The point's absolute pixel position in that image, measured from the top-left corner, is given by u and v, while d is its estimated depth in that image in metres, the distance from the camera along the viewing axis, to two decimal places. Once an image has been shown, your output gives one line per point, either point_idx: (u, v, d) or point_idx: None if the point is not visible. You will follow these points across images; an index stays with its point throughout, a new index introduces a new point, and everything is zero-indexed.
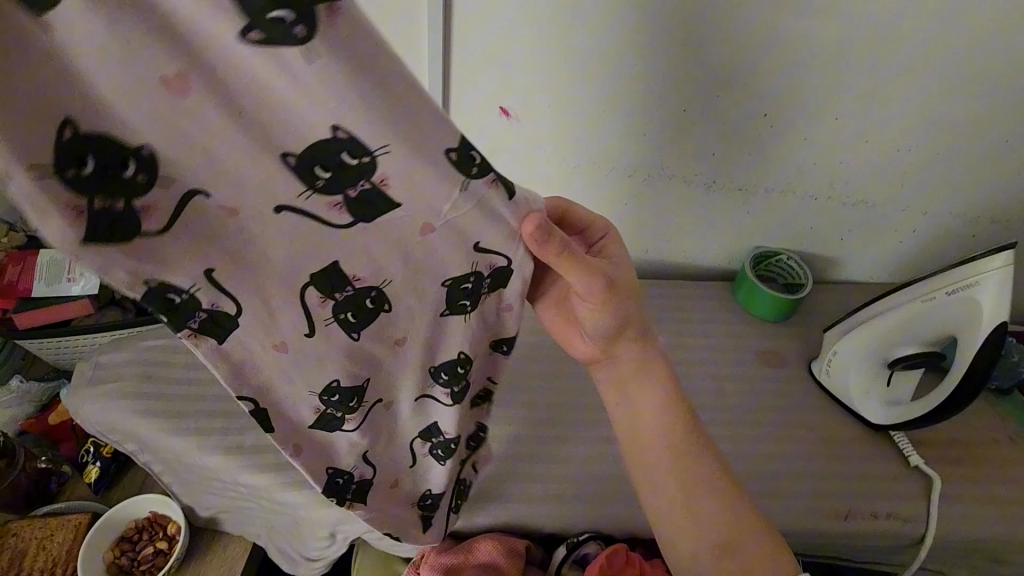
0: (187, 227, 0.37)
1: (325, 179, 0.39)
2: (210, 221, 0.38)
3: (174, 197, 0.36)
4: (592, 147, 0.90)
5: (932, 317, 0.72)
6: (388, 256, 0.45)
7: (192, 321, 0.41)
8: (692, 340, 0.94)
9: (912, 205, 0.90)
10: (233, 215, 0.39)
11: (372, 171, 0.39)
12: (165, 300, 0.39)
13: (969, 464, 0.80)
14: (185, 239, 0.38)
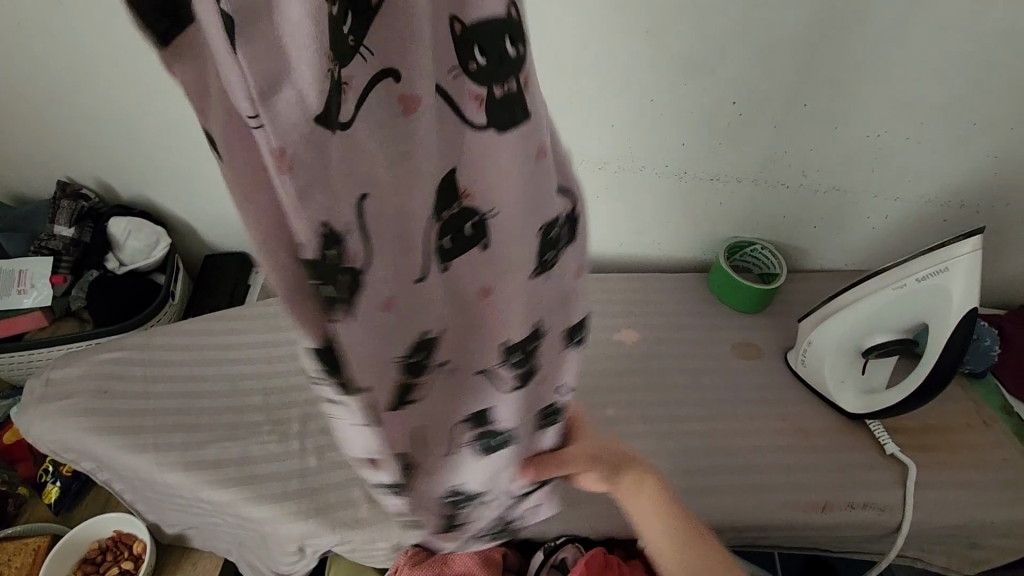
0: (371, 122, 0.23)
1: (479, 66, 0.26)
2: (384, 122, 0.24)
3: (370, 73, 0.22)
4: (562, 140, 0.88)
5: (904, 304, 0.71)
6: (519, 244, 0.32)
7: (339, 288, 0.26)
8: (669, 335, 0.93)
9: (883, 192, 0.90)
10: (407, 114, 0.24)
11: (534, 78, 0.27)
12: (321, 264, 0.24)
13: (944, 449, 0.80)
14: (352, 144, 0.23)
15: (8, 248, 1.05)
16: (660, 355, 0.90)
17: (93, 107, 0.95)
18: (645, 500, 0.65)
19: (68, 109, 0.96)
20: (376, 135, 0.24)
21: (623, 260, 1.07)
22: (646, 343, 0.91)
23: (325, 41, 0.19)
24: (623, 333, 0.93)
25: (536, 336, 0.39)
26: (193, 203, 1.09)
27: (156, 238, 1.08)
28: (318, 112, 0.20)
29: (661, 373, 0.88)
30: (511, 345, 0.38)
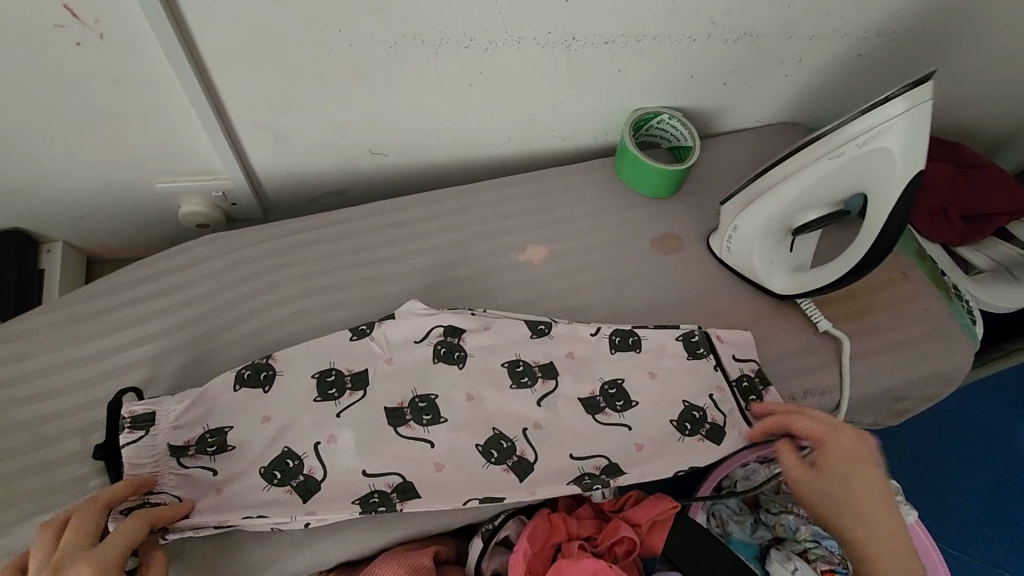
0: (222, 407, 0.61)
1: (212, 440, 0.59)
2: (224, 399, 0.61)
3: (215, 402, 0.61)
4: (404, 12, 0.64)
5: (841, 175, 0.62)
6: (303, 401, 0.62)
7: (293, 480, 0.59)
8: (580, 243, 0.80)
9: (798, 30, 0.76)
10: (220, 390, 0.61)
11: (262, 370, 0.63)
12: (285, 464, 0.59)
13: (871, 312, 0.77)
14: (226, 398, 0.61)
15: None
16: (575, 271, 0.78)
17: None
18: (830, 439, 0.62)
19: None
20: (227, 403, 0.61)
21: (514, 158, 0.90)
22: (557, 259, 0.79)
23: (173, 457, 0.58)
24: (529, 253, 0.78)
25: (434, 399, 0.64)
26: None
27: None
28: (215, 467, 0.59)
29: (577, 291, 0.77)
30: (245, 384, 0.62)
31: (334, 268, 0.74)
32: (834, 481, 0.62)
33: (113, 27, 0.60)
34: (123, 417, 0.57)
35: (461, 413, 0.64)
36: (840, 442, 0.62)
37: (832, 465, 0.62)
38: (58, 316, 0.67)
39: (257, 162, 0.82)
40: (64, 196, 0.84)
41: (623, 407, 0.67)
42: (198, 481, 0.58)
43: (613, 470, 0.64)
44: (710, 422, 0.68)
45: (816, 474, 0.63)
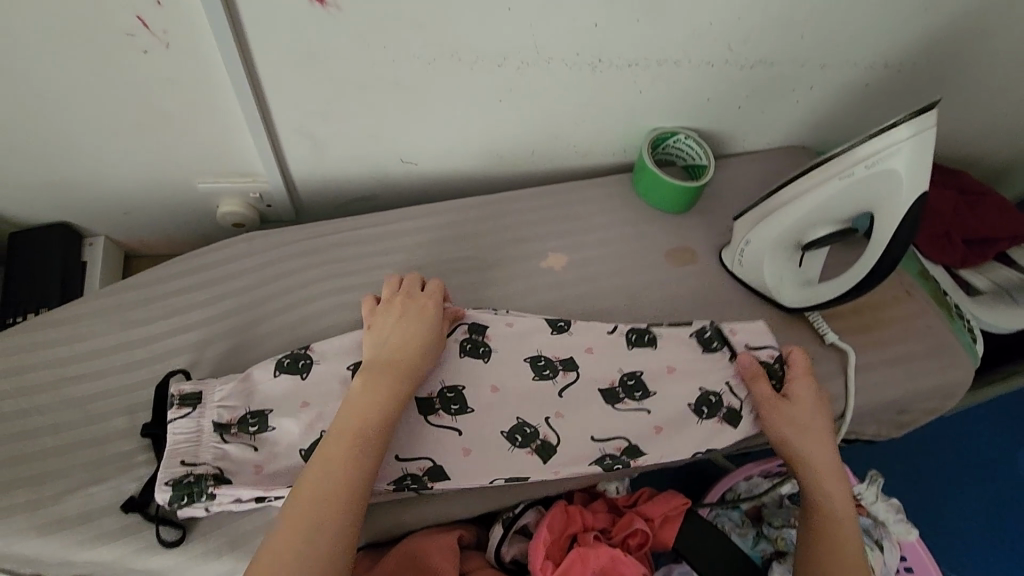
0: (263, 392, 0.64)
1: (256, 420, 0.62)
2: (264, 385, 0.64)
3: (256, 387, 0.64)
4: (444, 32, 0.69)
5: (849, 195, 0.66)
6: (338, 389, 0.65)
7: None
8: (598, 252, 0.84)
9: (809, 59, 0.81)
10: (262, 375, 0.65)
11: (301, 358, 0.66)
12: None
13: (875, 327, 0.80)
14: (267, 383, 0.65)
15: None
16: (593, 278, 0.82)
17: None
18: (803, 378, 0.71)
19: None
20: (268, 387, 0.64)
21: (537, 170, 0.94)
22: (576, 267, 0.83)
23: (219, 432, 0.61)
24: (550, 259, 0.83)
25: (462, 389, 0.67)
26: None
27: None
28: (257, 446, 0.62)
29: (595, 298, 0.81)
30: (286, 370, 0.65)
31: (366, 267, 0.78)
32: (798, 415, 0.69)
33: (178, 36, 0.65)
34: (171, 395, 0.62)
35: (487, 403, 0.67)
36: (807, 381, 0.70)
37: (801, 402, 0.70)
38: (109, 302, 0.72)
39: (295, 166, 0.87)
40: (112, 191, 0.88)
41: (641, 396, 0.71)
42: (243, 455, 0.61)
43: (633, 452, 0.69)
44: (725, 407, 0.72)
45: (787, 404, 0.69)
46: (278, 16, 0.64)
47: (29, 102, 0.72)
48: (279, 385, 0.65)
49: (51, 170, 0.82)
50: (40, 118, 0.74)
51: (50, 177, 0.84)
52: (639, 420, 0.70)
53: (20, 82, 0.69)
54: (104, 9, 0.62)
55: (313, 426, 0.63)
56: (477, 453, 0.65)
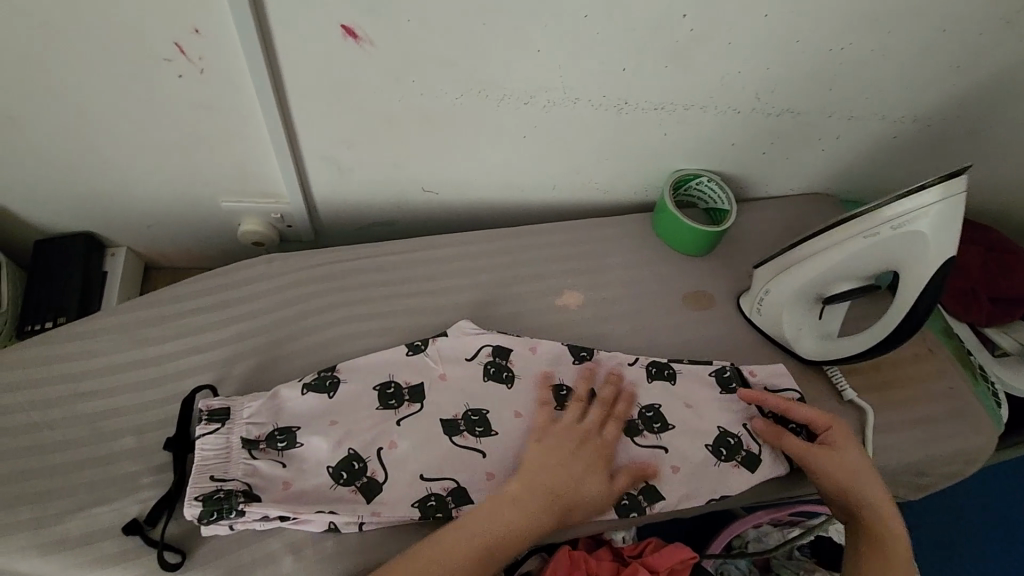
0: (290, 410, 0.66)
1: (283, 438, 0.64)
2: (292, 404, 0.67)
3: (284, 404, 0.67)
4: (474, 69, 0.70)
5: (874, 253, 0.65)
6: (363, 410, 0.67)
7: (358, 480, 0.63)
8: (615, 292, 0.84)
9: (837, 110, 0.80)
10: (292, 394, 0.67)
11: (328, 378, 0.68)
12: (350, 466, 0.64)
13: (896, 386, 0.78)
14: (296, 401, 0.67)
15: None
16: (608, 318, 0.81)
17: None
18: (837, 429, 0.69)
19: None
20: (295, 405, 0.67)
21: (557, 205, 0.94)
22: (592, 306, 0.82)
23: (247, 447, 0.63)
24: (566, 297, 0.82)
25: (486, 413, 0.69)
26: None
27: None
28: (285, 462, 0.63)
29: (609, 339, 0.80)
30: (315, 389, 0.67)
31: (382, 296, 0.78)
32: (844, 464, 0.67)
33: (213, 63, 0.67)
34: (202, 411, 0.64)
35: (510, 430, 0.69)
36: (841, 430, 0.69)
37: (841, 448, 0.68)
38: (126, 318, 0.72)
39: (318, 190, 0.88)
40: (137, 205, 0.90)
41: (659, 429, 0.71)
42: (269, 470, 0.62)
43: (650, 495, 0.68)
44: (744, 450, 0.71)
45: (830, 454, 0.67)
46: (313, 47, 0.65)
47: (65, 117, 0.73)
48: (304, 406, 0.67)
49: (81, 182, 0.84)
50: (75, 134, 0.76)
51: (79, 189, 0.85)
52: (657, 457, 0.70)
53: (59, 99, 0.71)
54: (144, 34, 0.63)
55: (338, 444, 0.65)
56: (499, 479, 0.66)
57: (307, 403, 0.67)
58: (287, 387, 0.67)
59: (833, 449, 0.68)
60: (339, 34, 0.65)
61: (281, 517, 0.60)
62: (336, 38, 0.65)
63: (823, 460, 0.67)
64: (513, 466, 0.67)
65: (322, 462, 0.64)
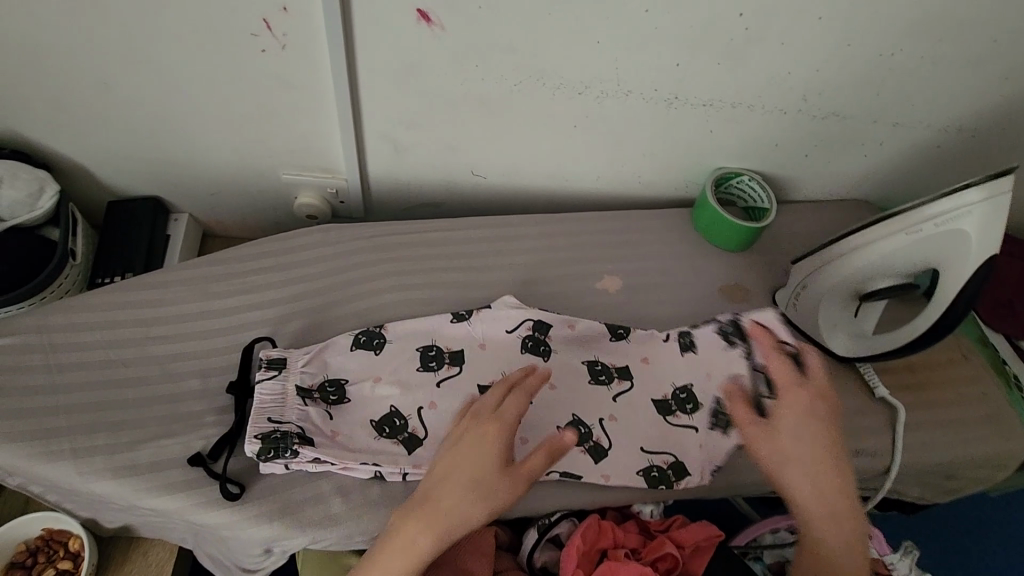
0: (341, 364, 0.71)
1: (333, 389, 0.69)
2: (342, 359, 0.71)
3: (334, 358, 0.71)
4: (535, 59, 0.74)
5: (915, 249, 0.67)
6: (410, 370, 0.71)
7: (399, 434, 0.67)
8: (653, 280, 0.86)
9: (883, 115, 0.82)
10: (343, 350, 0.71)
11: (375, 337, 0.73)
12: (392, 421, 0.68)
13: (930, 389, 0.79)
14: (346, 357, 0.71)
15: None
16: (646, 304, 0.84)
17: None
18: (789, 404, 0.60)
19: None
20: (346, 361, 0.71)
21: (599, 196, 0.97)
22: (630, 291, 0.85)
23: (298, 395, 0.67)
24: (605, 281, 0.85)
25: None
26: (78, 140, 0.88)
27: (40, 186, 0.88)
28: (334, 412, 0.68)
29: (645, 323, 0.83)
30: (361, 347, 0.72)
31: (430, 268, 0.82)
32: (769, 450, 0.59)
33: (295, 40, 0.72)
34: (262, 359, 0.69)
35: (545, 399, 0.72)
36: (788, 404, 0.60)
37: (785, 428, 0.59)
38: (195, 272, 0.77)
39: (374, 169, 0.93)
40: (204, 173, 0.96)
41: (692, 410, 0.74)
42: (318, 416, 0.66)
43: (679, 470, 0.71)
44: None
45: (771, 432, 0.59)
46: (387, 30, 0.70)
47: (152, 85, 0.79)
48: (355, 362, 0.71)
49: (158, 148, 0.90)
50: (159, 101, 0.82)
51: (156, 154, 0.92)
52: (688, 436, 0.72)
53: (149, 67, 0.77)
54: (237, 11, 0.69)
55: (383, 399, 0.69)
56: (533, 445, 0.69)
57: (358, 360, 0.71)
58: (338, 342, 0.71)
59: (776, 426, 0.59)
60: (413, 18, 0.69)
61: (331, 461, 0.63)
62: (410, 21, 0.69)
63: (759, 437, 0.60)
64: (547, 434, 0.70)
65: (368, 411, 0.68)
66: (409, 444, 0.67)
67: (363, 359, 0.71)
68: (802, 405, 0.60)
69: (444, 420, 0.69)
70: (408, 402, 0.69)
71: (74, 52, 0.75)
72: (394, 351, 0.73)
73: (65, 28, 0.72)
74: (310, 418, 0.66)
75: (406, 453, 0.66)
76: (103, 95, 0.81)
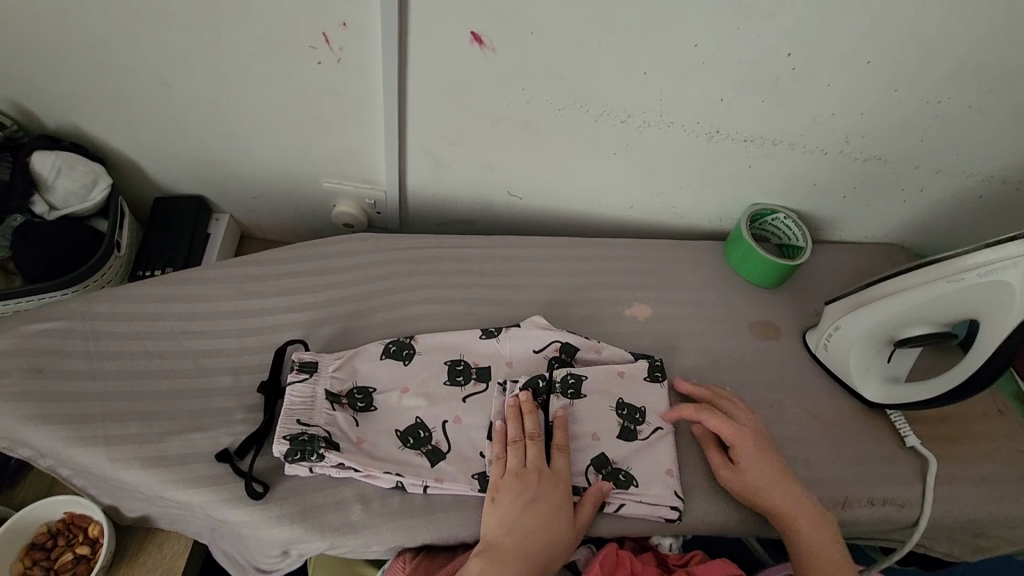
0: (370, 372, 0.71)
1: (360, 396, 0.69)
2: (372, 366, 0.72)
3: (364, 366, 0.72)
4: (581, 87, 0.75)
5: (957, 298, 0.66)
6: (437, 383, 0.72)
7: (423, 447, 0.67)
8: (683, 310, 0.86)
9: (925, 162, 0.82)
10: (373, 358, 0.72)
11: (405, 348, 0.74)
12: (416, 432, 0.68)
13: (963, 442, 0.77)
14: (376, 365, 0.72)
15: None
16: (674, 334, 0.84)
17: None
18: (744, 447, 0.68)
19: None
20: (376, 369, 0.72)
21: (631, 223, 0.98)
22: (659, 320, 0.85)
23: (326, 400, 0.68)
24: (634, 308, 0.85)
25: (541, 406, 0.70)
26: (134, 137, 0.92)
27: (93, 178, 0.91)
28: (359, 419, 0.68)
29: (673, 353, 0.82)
30: (391, 357, 0.73)
31: (462, 283, 0.83)
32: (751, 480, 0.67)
33: (350, 56, 0.74)
34: (294, 360, 0.70)
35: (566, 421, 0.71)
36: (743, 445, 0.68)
37: (749, 463, 0.67)
38: (234, 271, 0.80)
39: (414, 182, 0.95)
40: (249, 176, 0.99)
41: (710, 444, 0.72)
42: (344, 422, 0.67)
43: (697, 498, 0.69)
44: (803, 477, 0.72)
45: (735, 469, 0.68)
46: (440, 52, 0.72)
47: (210, 90, 0.82)
48: (384, 371, 0.72)
49: (207, 149, 0.93)
50: (214, 104, 0.85)
51: (205, 155, 0.95)
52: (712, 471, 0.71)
53: (208, 72, 0.80)
54: (298, 25, 0.71)
55: (410, 410, 0.69)
56: None
57: (388, 369, 0.72)
58: (369, 349, 0.72)
59: (740, 462, 0.68)
60: (466, 40, 0.71)
61: (354, 467, 0.64)
62: (463, 44, 0.71)
63: (724, 472, 0.69)
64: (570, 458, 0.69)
65: (394, 421, 0.68)
66: (432, 456, 0.67)
67: (392, 369, 0.72)
68: (750, 447, 0.68)
69: (467, 436, 0.68)
70: (433, 414, 0.69)
71: (140, 55, 0.78)
72: (422, 362, 0.73)
73: (134, 32, 0.75)
74: (339, 423, 0.67)
75: (429, 466, 0.66)
76: (162, 96, 0.84)
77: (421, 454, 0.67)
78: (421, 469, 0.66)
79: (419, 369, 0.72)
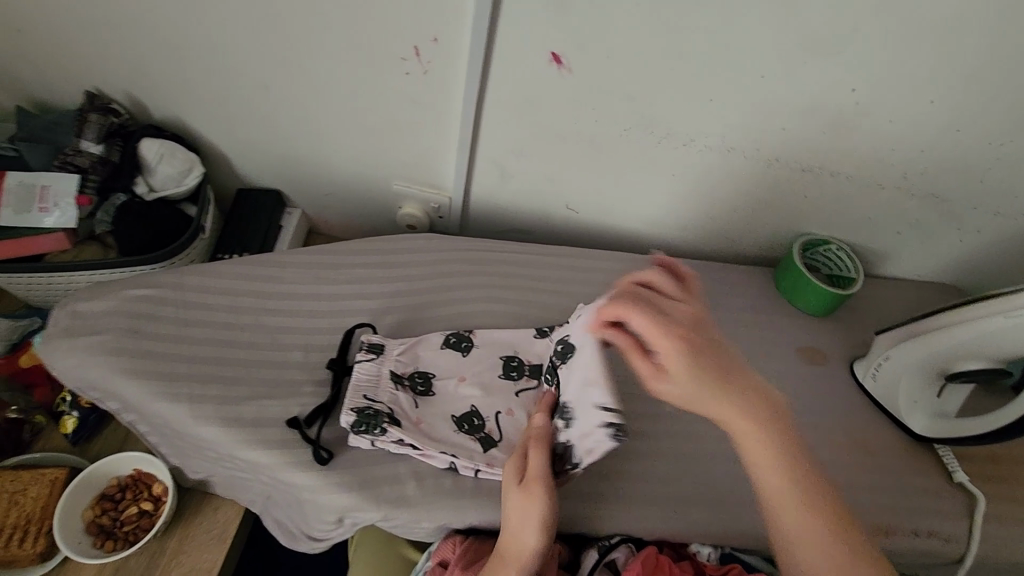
0: (430, 359, 0.76)
1: (421, 380, 0.74)
2: (433, 354, 0.77)
3: (425, 354, 0.77)
4: (649, 108, 0.80)
5: (1014, 333, 0.66)
6: (492, 374, 0.76)
7: (477, 433, 0.71)
8: (731, 329, 0.88)
9: (984, 203, 0.83)
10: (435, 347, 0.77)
11: (464, 341, 0.78)
12: (471, 419, 0.72)
13: (1013, 484, 0.77)
14: (436, 353, 0.77)
15: (31, 159, 0.95)
16: None
17: (119, 10, 0.83)
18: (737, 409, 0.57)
19: (79, 9, 0.84)
20: (436, 358, 0.76)
21: (682, 243, 1.01)
22: None
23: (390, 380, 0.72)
24: None
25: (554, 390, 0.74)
26: (229, 131, 1.01)
27: (190, 166, 1.00)
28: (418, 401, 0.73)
29: None
30: (450, 348, 0.77)
31: (519, 286, 0.87)
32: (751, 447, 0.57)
33: (437, 67, 0.81)
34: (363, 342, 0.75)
35: None
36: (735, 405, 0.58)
37: (742, 435, 0.57)
38: (311, 257, 0.86)
39: (478, 190, 1.01)
40: (325, 174, 1.06)
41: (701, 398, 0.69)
42: (404, 403, 0.72)
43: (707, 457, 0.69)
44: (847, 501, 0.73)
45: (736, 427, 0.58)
46: (520, 69, 0.78)
47: (305, 92, 0.90)
48: (445, 359, 0.76)
49: (291, 147, 1.01)
50: (305, 105, 0.92)
51: (290, 152, 1.03)
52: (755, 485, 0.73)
53: (304, 76, 0.88)
54: (394, 38, 0.78)
55: (466, 397, 0.73)
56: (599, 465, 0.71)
57: (448, 358, 0.76)
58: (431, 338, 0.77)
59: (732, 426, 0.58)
60: (546, 59, 0.76)
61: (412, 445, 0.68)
62: (543, 63, 0.76)
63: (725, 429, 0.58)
64: None
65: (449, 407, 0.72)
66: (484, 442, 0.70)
67: (451, 358, 0.76)
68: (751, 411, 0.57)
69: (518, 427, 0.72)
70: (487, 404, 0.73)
71: (248, 57, 0.87)
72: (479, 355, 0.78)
73: (245, 37, 0.83)
74: (400, 403, 0.71)
75: (481, 450, 0.69)
76: (260, 95, 0.93)
77: (474, 440, 0.70)
78: (474, 453, 0.69)
79: (476, 361, 0.77)
